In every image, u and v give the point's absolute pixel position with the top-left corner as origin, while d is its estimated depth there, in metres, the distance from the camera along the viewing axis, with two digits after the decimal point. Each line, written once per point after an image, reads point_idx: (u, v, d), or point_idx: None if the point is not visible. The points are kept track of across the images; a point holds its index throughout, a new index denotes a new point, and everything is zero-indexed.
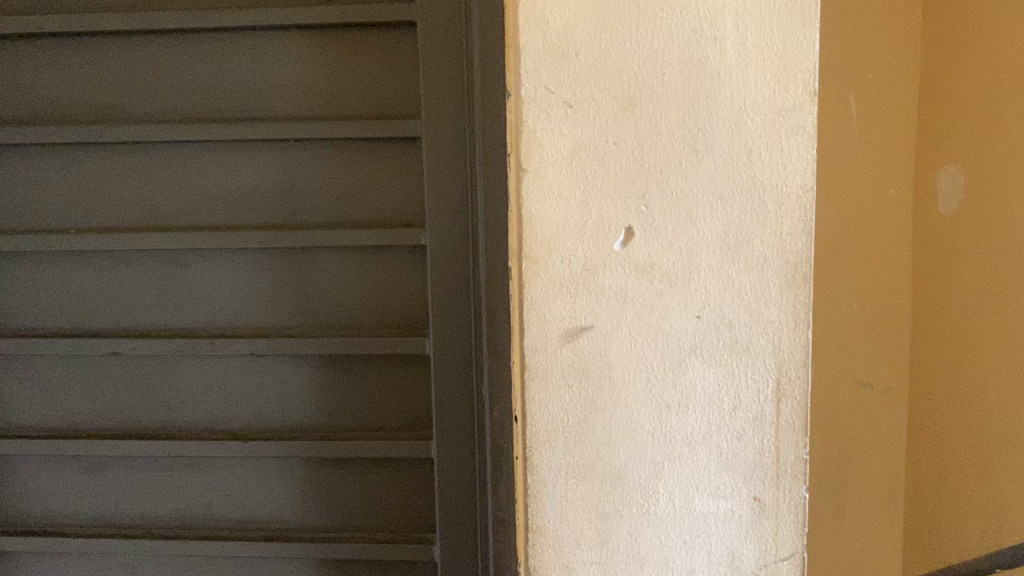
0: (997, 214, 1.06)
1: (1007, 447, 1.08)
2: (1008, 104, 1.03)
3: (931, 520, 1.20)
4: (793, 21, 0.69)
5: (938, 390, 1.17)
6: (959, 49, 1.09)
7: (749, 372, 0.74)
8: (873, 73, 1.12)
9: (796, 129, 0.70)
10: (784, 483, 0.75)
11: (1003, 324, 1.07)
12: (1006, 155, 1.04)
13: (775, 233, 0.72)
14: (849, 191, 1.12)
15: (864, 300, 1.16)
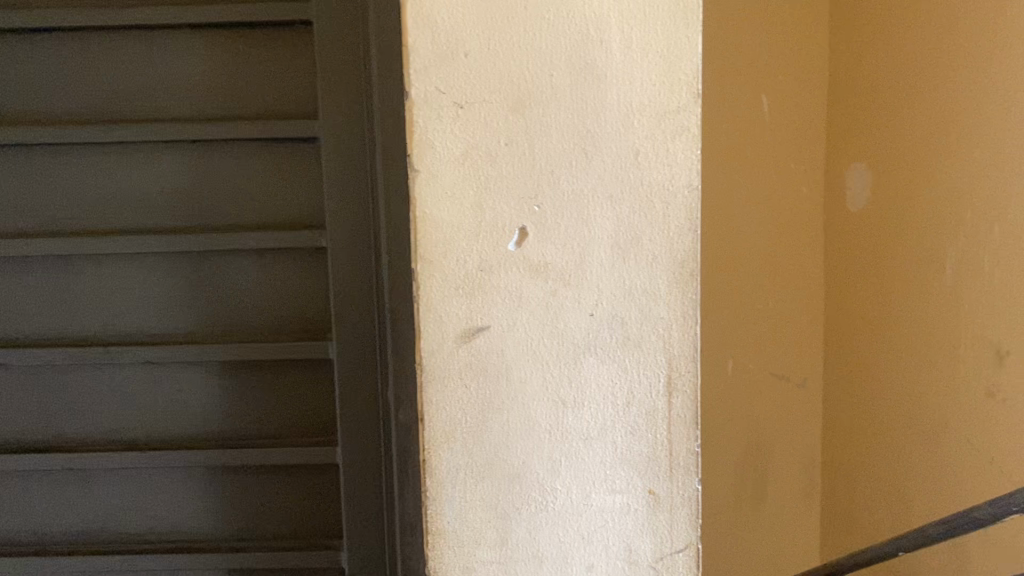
0: (894, 203, 1.31)
1: (902, 390, 1.35)
2: (904, 105, 1.27)
3: (849, 452, 1.50)
4: (675, 23, 0.71)
5: (848, 343, 1.46)
6: (862, 60, 1.35)
7: (641, 369, 0.75)
8: (784, 81, 1.41)
9: (679, 130, 0.72)
10: (678, 474, 0.77)
11: (896, 291, 1.34)
12: (897, 152, 1.30)
13: (663, 232, 0.74)
14: (762, 183, 1.44)
15: (771, 276, 1.48)
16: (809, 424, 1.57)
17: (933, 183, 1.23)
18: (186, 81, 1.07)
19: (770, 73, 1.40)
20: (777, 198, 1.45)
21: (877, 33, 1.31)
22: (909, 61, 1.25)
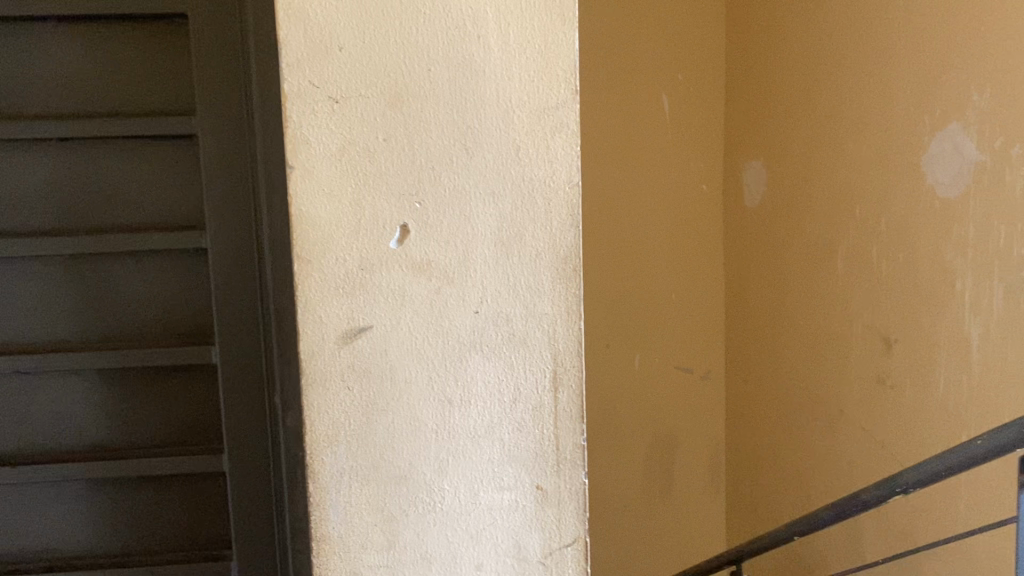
0: (781, 183, 2.23)
1: (776, 294, 2.31)
2: (777, 123, 2.22)
3: (750, 338, 2.46)
4: (553, 17, 0.71)
5: (752, 267, 2.40)
6: (763, 93, 2.26)
7: (526, 365, 0.75)
8: (687, 106, 2.39)
9: (559, 126, 0.73)
10: (564, 470, 0.77)
11: (768, 240, 2.32)
12: (778, 154, 2.23)
13: (546, 228, 0.74)
14: (689, 173, 2.43)
15: (705, 231, 2.50)
16: (699, 319, 2.55)
17: (817, 165, 2.08)
18: (102, 82, 1.17)
19: (662, 98, 2.34)
20: (678, 182, 2.43)
21: (758, 81, 2.28)
22: (795, 87, 2.13)
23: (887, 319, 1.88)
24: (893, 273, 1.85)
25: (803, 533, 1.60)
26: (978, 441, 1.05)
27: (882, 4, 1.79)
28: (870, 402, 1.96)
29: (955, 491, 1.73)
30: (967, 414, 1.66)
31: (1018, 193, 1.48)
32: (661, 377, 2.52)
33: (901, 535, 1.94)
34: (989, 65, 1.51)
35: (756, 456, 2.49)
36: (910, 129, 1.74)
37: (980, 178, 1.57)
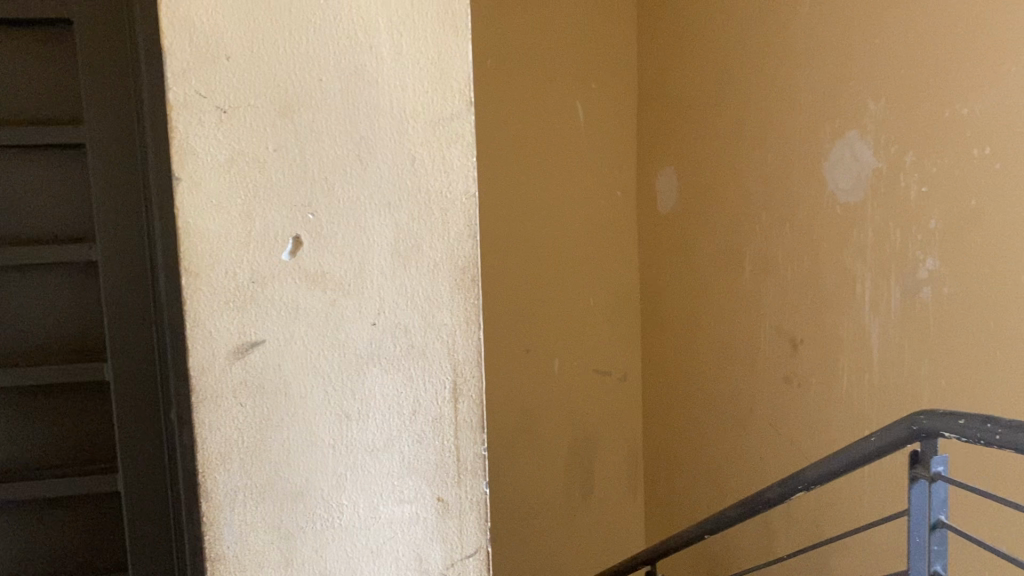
0: (687, 187, 2.41)
1: (683, 288, 2.48)
2: (682, 129, 2.39)
3: (659, 330, 2.66)
4: (447, 29, 0.72)
5: (664, 264, 2.58)
6: (669, 102, 2.45)
7: (426, 376, 0.75)
8: (598, 116, 2.59)
9: (455, 137, 0.73)
10: (465, 480, 0.78)
11: (673, 238, 2.51)
12: (683, 157, 2.41)
13: (443, 238, 0.74)
14: (602, 178, 2.64)
15: (617, 231, 2.70)
16: (615, 313, 2.75)
17: (716, 169, 2.25)
18: None
19: (573, 108, 2.55)
20: (592, 186, 2.63)
21: (662, 91, 2.49)
22: (694, 96, 2.32)
23: (797, 321, 1.95)
24: (790, 271, 1.96)
25: (712, 532, 1.66)
26: (871, 438, 1.23)
27: (783, 19, 1.89)
28: (775, 402, 2.05)
29: (859, 488, 1.80)
30: (869, 411, 1.72)
31: (911, 197, 1.56)
32: (577, 368, 2.71)
33: (813, 529, 2.02)
34: (882, 75, 1.59)
35: (672, 449, 2.65)
36: (813, 136, 1.82)
37: (876, 183, 1.64)
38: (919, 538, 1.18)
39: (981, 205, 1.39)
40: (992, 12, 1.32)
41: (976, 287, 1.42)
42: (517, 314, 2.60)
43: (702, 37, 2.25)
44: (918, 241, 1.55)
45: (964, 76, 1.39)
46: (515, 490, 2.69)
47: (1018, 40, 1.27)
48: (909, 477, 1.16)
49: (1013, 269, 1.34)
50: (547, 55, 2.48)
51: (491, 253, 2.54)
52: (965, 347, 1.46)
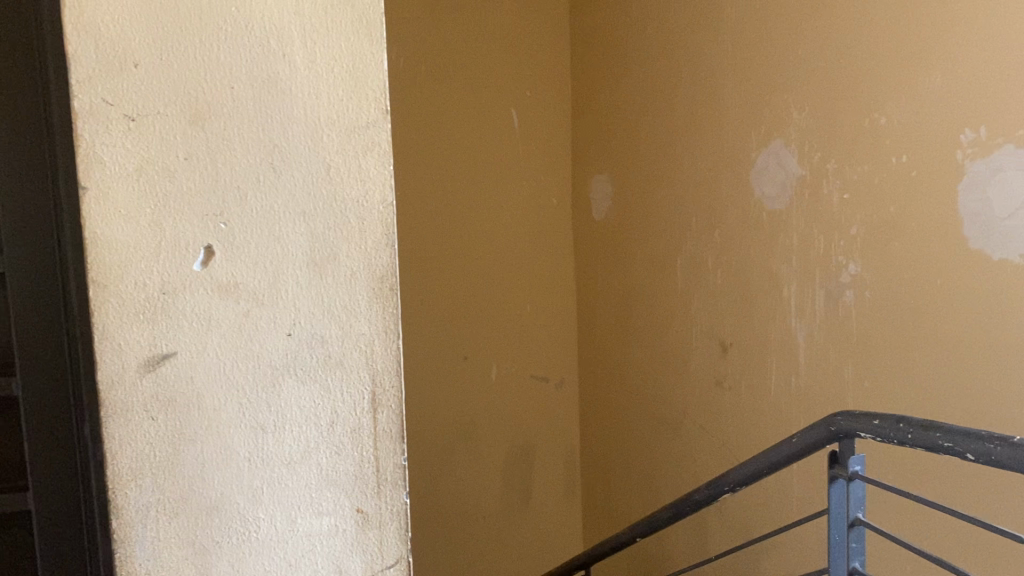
0: (620, 195, 2.58)
1: (619, 291, 2.65)
2: (615, 139, 2.59)
3: (595, 330, 2.85)
4: (360, 38, 0.72)
5: (598, 269, 2.78)
6: (602, 116, 2.66)
7: (344, 387, 0.74)
8: (538, 129, 2.79)
9: (370, 146, 0.73)
10: (385, 492, 0.77)
11: (608, 243, 2.69)
12: (618, 165, 2.58)
13: (359, 247, 0.74)
14: (541, 188, 2.83)
15: (555, 241, 2.89)
16: (557, 316, 2.93)
17: (643, 178, 2.45)
18: None
19: (519, 121, 2.74)
20: (533, 196, 2.81)
21: (593, 105, 2.70)
22: (623, 109, 2.52)
23: (728, 327, 2.12)
24: (721, 272, 2.13)
25: (642, 534, 1.71)
26: (793, 438, 1.25)
27: (707, 42, 2.09)
28: (710, 398, 2.22)
29: (787, 486, 1.90)
30: (802, 401, 1.89)
31: (834, 205, 1.74)
32: (522, 368, 2.86)
33: (742, 528, 2.11)
34: (808, 89, 1.78)
35: (610, 445, 2.80)
36: (741, 147, 2.00)
37: (801, 191, 1.82)
38: (838, 536, 1.20)
39: (902, 210, 1.58)
40: (915, 31, 1.51)
41: (897, 286, 1.61)
42: (455, 320, 2.64)
43: (636, 51, 2.39)
44: (842, 247, 1.75)
45: (885, 89, 1.59)
46: (469, 490, 2.76)
47: (937, 53, 1.48)
48: (828, 478, 1.18)
49: (932, 263, 1.54)
50: (483, 62, 2.57)
51: (430, 260, 2.56)
52: (887, 340, 1.65)
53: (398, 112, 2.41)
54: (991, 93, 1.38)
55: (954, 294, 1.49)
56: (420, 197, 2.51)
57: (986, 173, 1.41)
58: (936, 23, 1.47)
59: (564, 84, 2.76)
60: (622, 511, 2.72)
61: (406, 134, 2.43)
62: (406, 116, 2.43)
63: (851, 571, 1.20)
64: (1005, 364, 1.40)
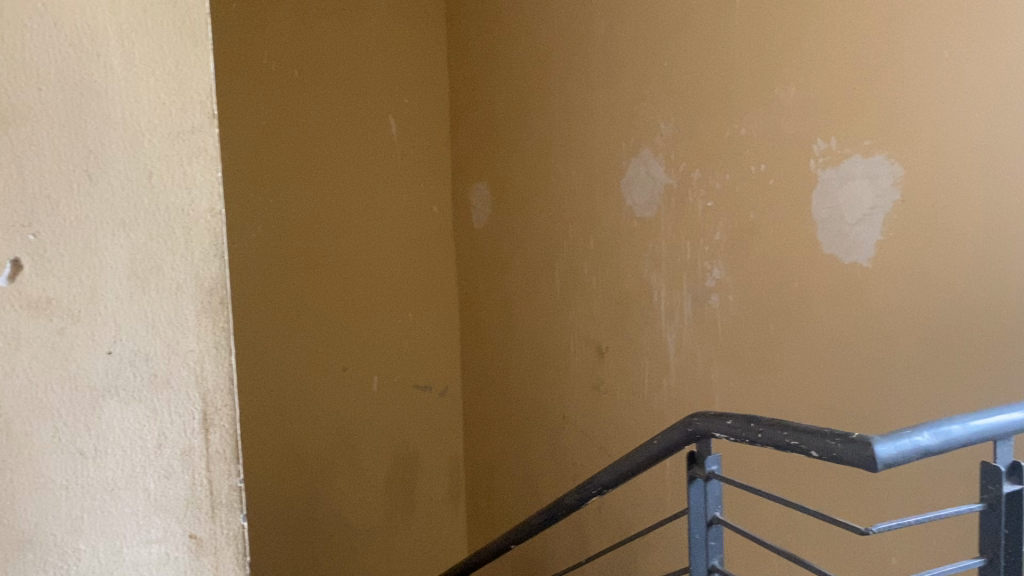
0: (499, 202, 2.69)
1: (500, 295, 2.75)
2: (493, 149, 2.69)
3: (476, 335, 2.96)
4: (183, 38, 0.69)
5: (478, 275, 2.88)
6: (480, 126, 2.76)
7: (172, 407, 0.71)
8: (416, 139, 2.88)
9: (196, 151, 0.70)
10: (220, 516, 0.74)
11: (488, 251, 2.79)
12: (498, 174, 2.68)
13: (186, 259, 0.70)
14: (422, 197, 2.92)
15: (436, 249, 2.98)
16: (439, 322, 3.03)
17: (519, 187, 2.57)
18: None
19: (397, 131, 2.82)
20: (414, 205, 2.90)
21: (472, 115, 2.80)
22: (500, 120, 2.64)
23: (601, 330, 2.25)
24: (592, 275, 2.26)
25: (523, 537, 1.76)
26: (654, 441, 1.28)
27: (580, 58, 2.22)
28: (587, 397, 2.34)
29: (662, 482, 1.98)
30: (673, 400, 2.00)
31: (698, 212, 1.86)
32: (405, 371, 2.95)
33: (621, 528, 2.16)
34: (674, 101, 1.90)
35: (495, 445, 2.90)
36: (614, 156, 2.11)
37: (668, 198, 1.94)
38: (699, 535, 1.20)
39: (761, 216, 1.69)
40: (770, 47, 1.63)
41: (760, 289, 1.72)
42: (335, 328, 2.74)
43: (512, 71, 2.54)
44: (706, 252, 1.86)
45: (743, 102, 1.71)
46: (354, 490, 2.85)
47: (791, 69, 1.59)
48: (687, 478, 1.20)
49: (786, 268, 1.65)
50: (356, 82, 2.70)
51: (311, 271, 2.66)
52: (749, 340, 1.76)
53: (274, 131, 2.53)
54: (832, 109, 1.52)
55: (808, 295, 1.61)
56: (297, 206, 2.60)
57: (834, 181, 1.52)
58: (790, 39, 1.59)
59: (439, 106, 2.94)
60: (502, 510, 2.88)
61: (284, 151, 2.56)
62: (283, 134, 2.55)
63: (710, 570, 1.22)
64: (850, 358, 1.53)
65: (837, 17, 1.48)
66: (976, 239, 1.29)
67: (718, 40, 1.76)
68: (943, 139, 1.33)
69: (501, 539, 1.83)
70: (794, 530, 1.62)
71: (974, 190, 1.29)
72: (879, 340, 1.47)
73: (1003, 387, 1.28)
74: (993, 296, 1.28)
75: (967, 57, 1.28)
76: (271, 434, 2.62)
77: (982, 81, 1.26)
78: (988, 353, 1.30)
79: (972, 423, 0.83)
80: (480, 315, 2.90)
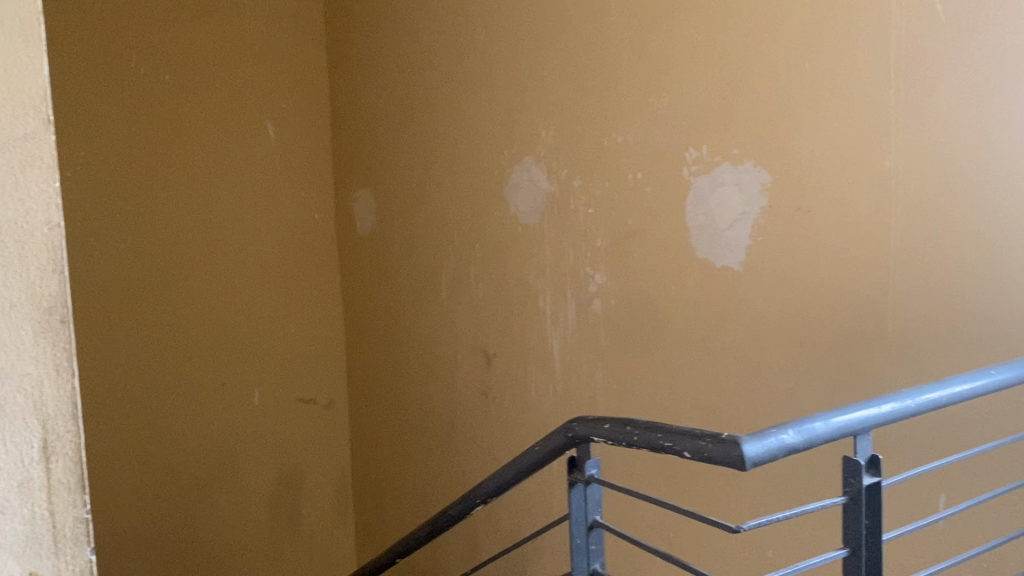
0: (383, 209, 2.65)
1: (386, 304, 2.71)
2: (375, 156, 2.66)
3: (362, 345, 2.90)
4: (12, 38, 0.64)
5: (362, 284, 2.83)
6: (362, 132, 2.72)
7: (6, 437, 0.65)
8: (296, 144, 2.80)
9: (30, 160, 0.65)
10: (64, 551, 0.69)
11: (373, 259, 2.75)
12: (382, 181, 2.64)
13: (19, 275, 0.65)
14: (303, 204, 2.84)
15: (319, 257, 2.91)
16: (324, 332, 2.96)
17: (403, 194, 2.53)
18: None
19: (275, 136, 2.74)
20: (295, 212, 2.82)
21: (354, 121, 2.76)
22: (383, 127, 2.60)
23: (487, 337, 2.25)
24: (478, 282, 2.26)
25: (411, 548, 1.72)
26: (536, 447, 1.27)
27: (461, 64, 2.21)
28: (475, 404, 2.33)
29: (550, 488, 1.99)
30: (559, 405, 2.02)
31: (579, 218, 1.88)
32: (287, 382, 2.86)
33: (510, 534, 2.16)
34: (554, 109, 1.92)
35: (383, 456, 2.85)
36: (497, 164, 2.11)
37: (551, 205, 1.96)
38: (580, 539, 1.19)
39: (639, 223, 1.73)
40: (646, 58, 1.67)
41: (640, 294, 1.75)
42: (210, 342, 2.63)
43: (394, 77, 2.51)
44: (587, 259, 1.88)
45: (620, 110, 1.74)
46: (234, 509, 2.75)
47: (665, 80, 1.63)
48: (567, 484, 1.19)
49: (664, 273, 1.69)
50: (229, 86, 2.61)
51: (185, 282, 2.55)
52: (631, 344, 1.79)
53: (143, 136, 2.41)
54: (705, 117, 1.56)
55: (684, 300, 1.65)
56: (170, 215, 2.49)
57: (707, 188, 1.57)
58: (664, 50, 1.63)
59: (318, 111, 2.87)
60: (391, 522, 2.84)
61: (155, 158, 2.44)
62: (153, 140, 2.44)
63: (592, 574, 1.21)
64: (725, 359, 1.58)
65: (708, 29, 1.53)
66: (839, 243, 1.36)
67: (595, 50, 1.79)
68: (806, 147, 1.39)
69: (388, 551, 1.79)
70: (676, 528, 1.65)
71: (838, 196, 1.35)
72: (751, 341, 1.52)
73: (863, 382, 1.35)
74: (856, 296, 1.34)
75: (828, 69, 1.34)
76: (145, 454, 2.51)
77: (844, 92, 1.32)
78: (851, 351, 1.36)
79: (833, 419, 0.85)
80: (366, 324, 2.85)
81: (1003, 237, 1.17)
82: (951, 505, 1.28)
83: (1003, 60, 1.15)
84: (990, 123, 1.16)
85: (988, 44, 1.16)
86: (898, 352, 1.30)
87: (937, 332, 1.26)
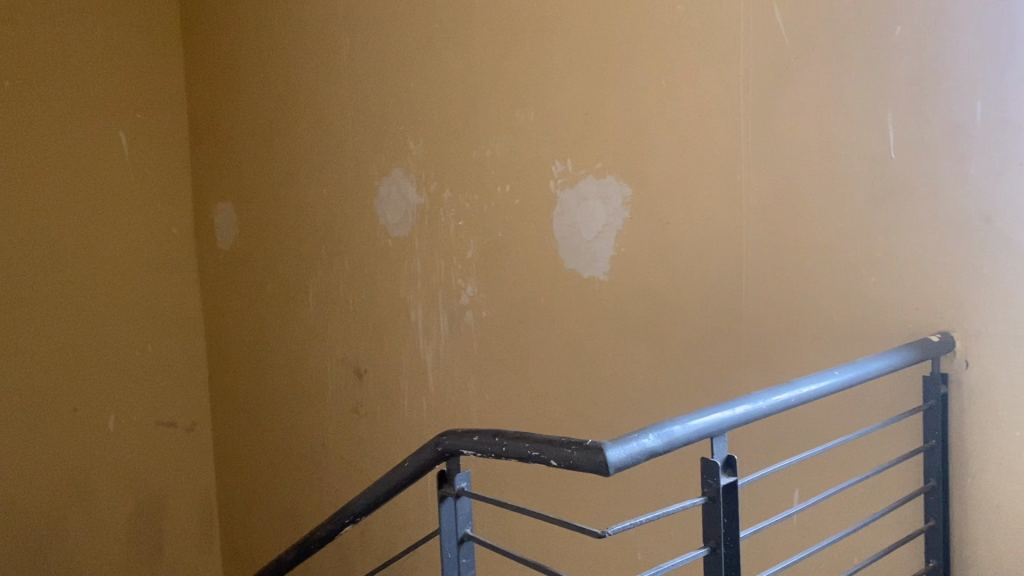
0: (247, 222, 2.56)
1: (251, 320, 2.62)
2: (238, 167, 2.57)
3: (224, 364, 2.78)
4: None
5: (225, 301, 2.72)
6: (223, 143, 2.62)
7: None
8: (151, 155, 2.67)
9: None
10: None
11: (236, 274, 2.65)
12: (245, 193, 2.55)
13: None
14: (160, 218, 2.70)
15: (179, 274, 2.77)
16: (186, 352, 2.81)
17: (267, 206, 2.46)
18: None
19: (127, 147, 2.61)
20: (151, 226, 2.68)
21: (214, 131, 2.65)
22: (246, 137, 2.51)
23: (358, 352, 2.21)
24: (348, 297, 2.22)
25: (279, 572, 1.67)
26: (406, 463, 1.25)
27: (326, 75, 2.18)
28: (347, 421, 2.28)
29: (424, 502, 1.97)
30: (433, 418, 2.00)
31: (449, 231, 1.88)
32: (145, 406, 2.71)
33: (385, 552, 2.12)
34: (422, 121, 1.91)
35: (251, 479, 2.74)
36: (365, 176, 2.09)
37: (421, 218, 1.95)
38: (452, 554, 1.18)
39: (508, 235, 1.74)
40: (512, 71, 1.69)
41: (511, 305, 1.76)
42: (52, 365, 2.48)
43: (256, 87, 2.44)
44: (458, 271, 1.88)
45: (486, 123, 1.76)
46: (84, 542, 2.59)
47: (531, 94, 1.66)
48: (437, 498, 1.17)
49: (535, 284, 1.71)
50: (73, 94, 2.48)
51: (19, 301, 2.40)
52: (502, 355, 1.80)
53: None
54: (573, 131, 1.59)
55: (553, 311, 1.67)
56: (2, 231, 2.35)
57: (574, 201, 1.60)
58: (529, 65, 1.65)
59: (177, 120, 2.74)
60: (261, 548, 2.73)
61: None
62: None
63: None
64: (596, 367, 1.61)
65: (573, 46, 1.57)
66: (699, 253, 1.41)
67: (461, 63, 1.80)
68: (666, 162, 1.44)
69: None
70: (550, 536, 1.66)
71: (696, 208, 1.41)
72: (619, 348, 1.56)
73: (722, 387, 1.40)
74: (716, 304, 1.40)
75: (684, 88, 1.41)
76: None
77: (699, 110, 1.39)
78: (710, 356, 1.42)
79: (688, 423, 0.88)
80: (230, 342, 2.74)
81: (846, 246, 1.24)
82: (805, 499, 1.36)
83: (835, 80, 1.22)
84: (831, 139, 1.23)
85: (825, 64, 1.23)
86: (753, 356, 1.36)
87: (787, 337, 1.32)
